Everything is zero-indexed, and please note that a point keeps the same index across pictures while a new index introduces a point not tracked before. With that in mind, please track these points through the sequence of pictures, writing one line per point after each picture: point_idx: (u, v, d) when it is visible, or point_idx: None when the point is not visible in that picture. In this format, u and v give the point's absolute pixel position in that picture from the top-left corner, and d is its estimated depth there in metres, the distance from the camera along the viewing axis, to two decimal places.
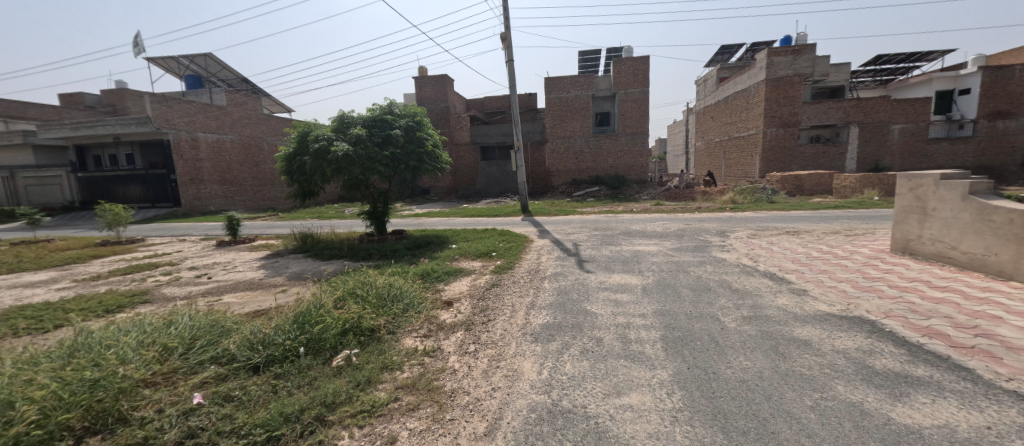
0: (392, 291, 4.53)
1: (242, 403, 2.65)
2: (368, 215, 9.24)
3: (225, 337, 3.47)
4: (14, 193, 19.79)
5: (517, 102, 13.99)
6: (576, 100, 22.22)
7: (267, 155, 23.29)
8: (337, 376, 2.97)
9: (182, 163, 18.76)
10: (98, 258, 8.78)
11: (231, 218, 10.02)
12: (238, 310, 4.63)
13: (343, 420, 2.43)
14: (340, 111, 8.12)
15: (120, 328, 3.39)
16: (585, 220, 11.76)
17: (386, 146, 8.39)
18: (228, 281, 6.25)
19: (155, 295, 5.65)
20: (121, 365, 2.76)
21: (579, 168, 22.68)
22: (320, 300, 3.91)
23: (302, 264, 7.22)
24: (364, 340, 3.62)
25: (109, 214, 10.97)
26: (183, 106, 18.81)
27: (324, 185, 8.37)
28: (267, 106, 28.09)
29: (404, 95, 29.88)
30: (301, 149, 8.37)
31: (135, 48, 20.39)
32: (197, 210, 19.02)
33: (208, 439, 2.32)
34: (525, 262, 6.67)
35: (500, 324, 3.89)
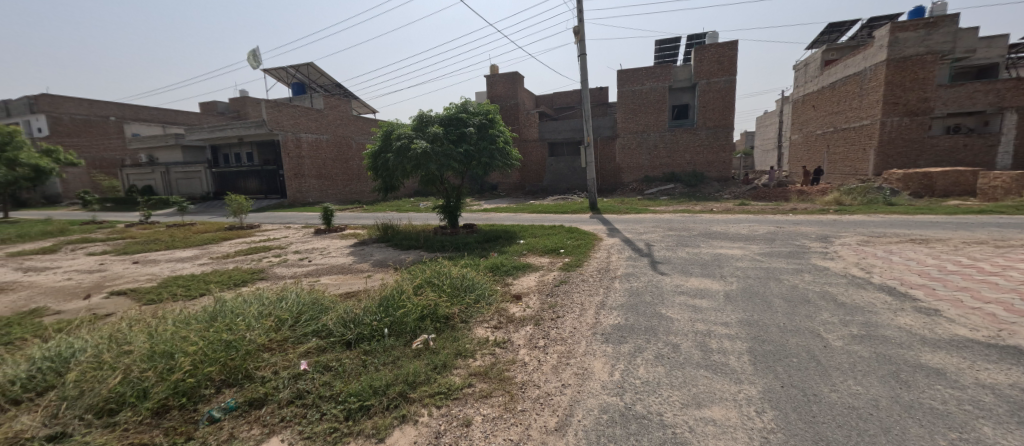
0: (466, 282, 4.77)
1: (339, 373, 2.99)
2: (441, 209, 9.74)
3: (324, 314, 3.94)
4: (169, 185, 24.39)
5: (588, 96, 13.63)
6: (652, 93, 21.03)
7: (356, 153, 25.72)
8: (417, 358, 3.20)
9: (289, 160, 21.56)
10: (226, 240, 10.48)
11: (327, 209, 11.27)
12: (333, 290, 5.27)
13: (423, 399, 2.63)
14: (420, 111, 8.67)
15: (245, 299, 4.03)
16: (660, 219, 11.12)
17: (460, 143, 8.80)
18: (325, 265, 7.08)
19: (267, 273, 6.59)
20: (247, 330, 3.30)
21: (653, 164, 21.48)
22: (400, 287, 4.24)
23: (384, 253, 7.89)
24: (441, 326, 3.86)
25: (234, 204, 13.04)
26: (291, 111, 21.55)
27: (404, 180, 9.01)
28: (357, 108, 30.97)
29: (478, 93, 30.88)
30: (385, 147, 9.08)
31: (255, 61, 23.84)
32: (299, 201, 21.63)
33: (312, 401, 2.67)
34: (593, 260, 6.53)
35: (569, 322, 3.87)
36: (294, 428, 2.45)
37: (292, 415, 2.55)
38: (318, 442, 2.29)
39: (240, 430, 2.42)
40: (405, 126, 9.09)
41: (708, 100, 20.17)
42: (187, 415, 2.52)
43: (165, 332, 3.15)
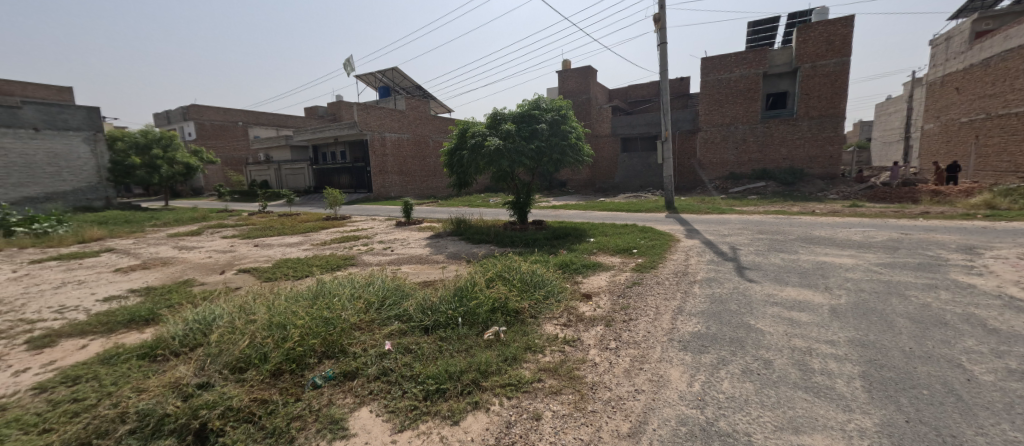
0: (536, 278, 4.81)
1: (418, 356, 3.22)
2: (511, 205, 9.91)
3: (405, 299, 4.26)
4: (281, 180, 28.19)
5: (668, 88, 12.77)
6: (743, 81, 19.05)
7: (434, 150, 27.21)
8: (488, 348, 3.32)
9: (376, 158, 23.59)
10: (324, 229, 11.83)
11: (406, 203, 12.13)
12: (413, 279, 5.68)
13: (495, 389, 2.72)
14: (494, 109, 8.89)
15: (340, 282, 4.53)
16: (748, 221, 10.07)
17: (532, 140, 8.84)
18: (405, 255, 7.65)
19: (356, 260, 7.29)
20: (342, 310, 3.70)
21: (741, 160, 19.50)
22: (473, 279, 4.42)
23: (457, 246, 8.27)
24: (511, 320, 3.95)
25: (330, 197, 14.65)
26: (378, 112, 23.53)
27: (477, 177, 9.34)
28: (435, 108, 32.74)
29: (550, 90, 30.73)
30: (460, 144, 9.48)
31: (349, 68, 26.41)
32: (382, 196, 23.54)
33: (396, 379, 2.92)
34: (669, 262, 6.15)
35: (643, 325, 3.71)
36: (380, 401, 2.70)
37: (379, 390, 2.81)
38: (401, 416, 2.51)
39: (337, 397, 2.74)
40: (480, 124, 9.40)
41: (813, 86, 17.72)
42: (296, 378, 2.92)
43: (279, 306, 3.67)
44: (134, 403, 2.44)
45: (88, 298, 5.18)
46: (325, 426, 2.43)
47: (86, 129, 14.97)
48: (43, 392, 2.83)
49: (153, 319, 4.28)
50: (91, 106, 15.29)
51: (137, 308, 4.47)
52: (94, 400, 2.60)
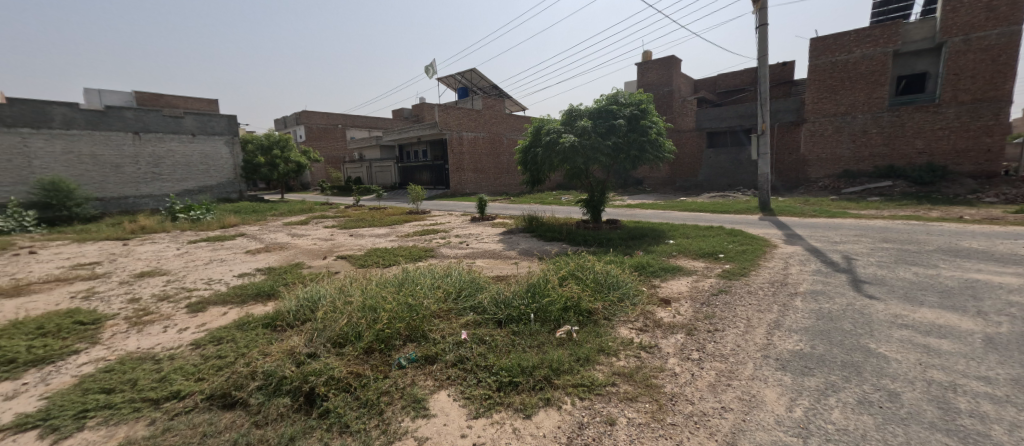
0: (611, 278, 4.65)
1: (492, 347, 3.33)
2: (585, 203, 9.71)
3: (480, 292, 4.43)
4: (372, 176, 31.09)
5: (767, 75, 11.42)
6: (864, 62, 16.29)
7: (508, 148, 27.75)
8: (560, 346, 3.30)
9: (454, 156, 24.80)
10: (407, 222, 12.79)
11: (481, 200, 12.56)
12: (488, 273, 5.88)
13: (566, 388, 2.70)
14: (570, 105, 8.77)
15: (421, 272, 4.86)
16: (868, 227, 8.58)
17: (609, 136, 8.55)
18: (480, 249, 7.94)
19: (435, 252, 7.76)
20: (423, 298, 3.97)
21: (859, 155, 16.71)
22: (546, 276, 4.43)
23: (529, 242, 8.36)
24: (583, 320, 3.89)
25: (414, 192, 15.77)
26: (457, 112, 24.66)
27: (551, 174, 9.30)
28: (511, 106, 33.33)
29: (628, 83, 29.40)
30: (535, 142, 9.51)
31: (432, 72, 28.06)
32: (458, 192, 24.69)
33: (471, 367, 3.06)
34: (763, 270, 5.51)
35: (731, 338, 3.38)
36: (457, 387, 2.85)
37: (456, 376, 2.97)
38: (477, 403, 2.62)
39: (419, 378, 2.95)
40: (555, 121, 9.33)
41: (965, 65, 14.50)
42: (385, 357, 3.21)
43: (370, 290, 4.06)
44: (261, 364, 2.91)
45: (226, 274, 6.24)
46: (409, 404, 2.64)
47: (226, 134, 17.74)
48: (197, 347, 3.50)
49: (273, 295, 5.03)
50: (231, 115, 17.99)
51: (260, 285, 5.28)
52: (232, 358, 3.14)
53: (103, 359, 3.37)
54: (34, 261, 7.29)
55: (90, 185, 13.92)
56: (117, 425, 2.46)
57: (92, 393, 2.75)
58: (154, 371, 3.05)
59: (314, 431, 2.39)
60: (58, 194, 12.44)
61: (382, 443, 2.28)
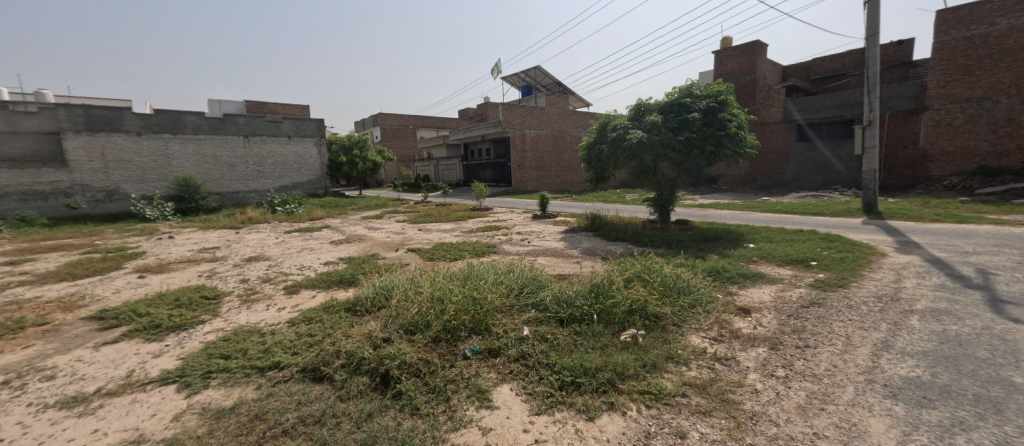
0: (682, 282, 4.37)
1: (554, 346, 3.33)
2: (652, 202, 9.23)
3: (542, 290, 4.43)
4: (439, 174, 32.59)
5: (877, 57, 9.92)
6: (1013, 35, 13.41)
7: (571, 145, 27.35)
8: (625, 350, 3.20)
9: (517, 153, 25.05)
10: (471, 219, 13.22)
11: (543, 197, 12.53)
12: (549, 271, 5.86)
13: (632, 394, 2.61)
14: (638, 99, 8.40)
15: (485, 267, 4.99)
16: (1013, 236, 7.06)
17: (681, 131, 8.02)
18: (541, 247, 7.94)
19: (498, 249, 7.93)
20: (486, 292, 4.08)
21: (1002, 148, 13.82)
22: (610, 277, 4.30)
23: (592, 242, 8.17)
24: (651, 324, 3.71)
25: (477, 189, 16.22)
26: (520, 110, 24.84)
27: (616, 172, 8.97)
28: (575, 103, 32.79)
29: (704, 73, 27.34)
30: (599, 138, 9.25)
31: (497, 71, 28.59)
32: (520, 189, 24.91)
33: (533, 364, 3.08)
34: (867, 282, 4.79)
35: (825, 357, 3.01)
36: (519, 382, 2.90)
37: (518, 370, 3.02)
38: (539, 400, 2.65)
39: (482, 370, 3.05)
40: (622, 117, 8.99)
41: None
42: (451, 347, 3.36)
43: (438, 281, 4.27)
44: (344, 344, 3.21)
45: (314, 262, 6.98)
46: (473, 394, 2.74)
47: (315, 136, 19.43)
48: (292, 325, 3.96)
49: (352, 282, 5.52)
50: (319, 118, 19.63)
51: (342, 272, 5.82)
52: (320, 337, 3.51)
53: (222, 330, 3.97)
54: (172, 244, 8.80)
55: (211, 181, 16.43)
56: (232, 386, 2.88)
57: (214, 358, 3.25)
58: (259, 343, 3.51)
59: (389, 410, 2.59)
60: (189, 189, 14.85)
61: (449, 428, 2.40)
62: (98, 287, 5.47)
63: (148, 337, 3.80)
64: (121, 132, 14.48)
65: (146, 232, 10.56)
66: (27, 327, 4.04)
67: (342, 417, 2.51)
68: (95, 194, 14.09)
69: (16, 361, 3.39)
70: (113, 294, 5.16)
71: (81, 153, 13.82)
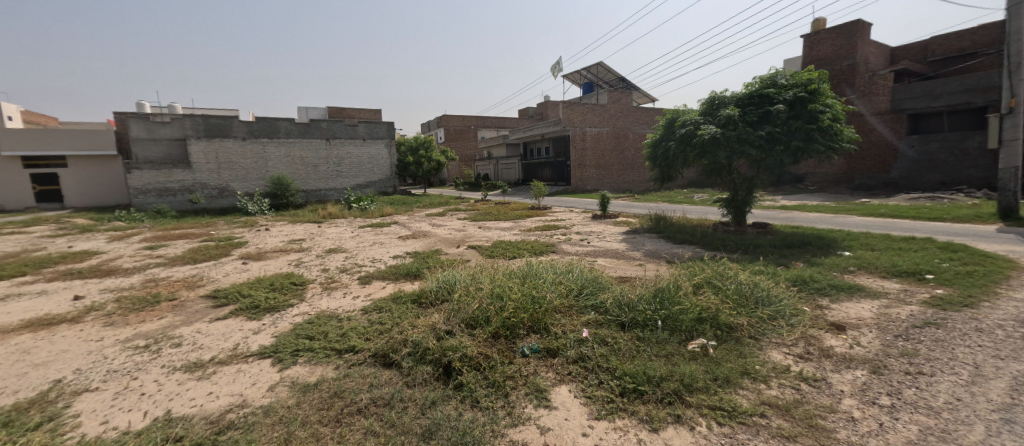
0: (761, 291, 3.98)
1: (615, 350, 3.22)
2: (725, 203, 8.53)
3: (602, 292, 4.32)
4: (498, 173, 33.17)
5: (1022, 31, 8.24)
6: None
7: (634, 143, 26.26)
8: (693, 361, 3.00)
9: (576, 152, 24.66)
10: (530, 218, 13.29)
11: (603, 197, 12.18)
12: (610, 272, 5.68)
13: (701, 408, 2.45)
14: (712, 92, 7.82)
15: (543, 266, 4.97)
16: None
17: (762, 126, 7.32)
18: (601, 248, 7.73)
19: (556, 248, 7.87)
20: (545, 291, 4.07)
21: None
22: (677, 282, 4.05)
23: (656, 244, 7.78)
24: (723, 335, 3.44)
25: (536, 188, 16.23)
26: (581, 108, 24.38)
27: (684, 170, 8.43)
28: (639, 98, 31.44)
29: (789, 61, 24.68)
30: (667, 135, 8.76)
31: (558, 69, 28.35)
32: (580, 189, 24.51)
33: (592, 367, 3.02)
34: (1004, 302, 3.99)
35: (945, 388, 2.56)
36: (577, 383, 2.86)
37: (577, 372, 2.97)
38: (599, 404, 2.58)
39: (541, 369, 3.05)
40: (693, 112, 8.43)
41: None
42: (510, 344, 3.40)
43: (498, 278, 4.35)
44: (410, 334, 3.40)
45: (384, 255, 7.48)
46: (532, 392, 2.75)
47: (386, 138, 20.66)
48: (365, 312, 4.28)
49: (418, 276, 5.82)
50: (389, 121, 20.88)
51: (409, 266, 6.17)
52: (389, 325, 3.75)
53: (306, 313, 4.41)
54: (267, 235, 9.99)
55: (299, 180, 18.36)
56: (315, 365, 3.20)
57: (301, 338, 3.63)
58: (337, 328, 3.85)
59: (451, 399, 2.69)
60: (281, 187, 16.72)
61: (508, 423, 2.43)
62: (212, 271, 6.39)
63: (249, 315, 4.35)
64: (230, 137, 16.72)
65: (247, 225, 12.11)
66: (161, 301, 4.84)
67: (408, 401, 2.66)
68: (211, 191, 16.47)
69: (153, 328, 4.08)
70: (222, 277, 5.99)
71: (201, 156, 16.23)
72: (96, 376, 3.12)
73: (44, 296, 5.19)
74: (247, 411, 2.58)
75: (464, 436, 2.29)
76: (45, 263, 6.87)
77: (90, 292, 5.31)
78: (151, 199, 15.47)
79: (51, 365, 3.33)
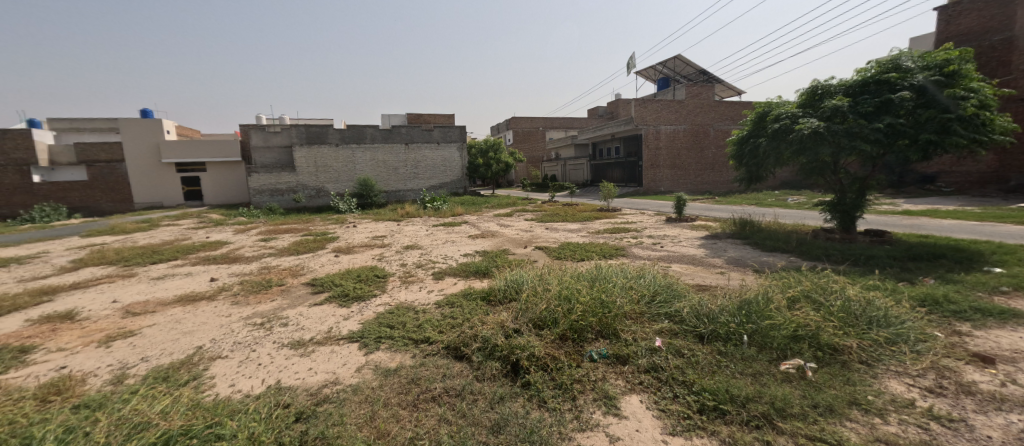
0: (876, 310, 3.42)
1: (692, 363, 3.01)
2: (829, 207, 7.48)
3: (678, 300, 4.05)
4: (566, 174, 32.86)
5: None
6: None
7: (715, 140, 24.19)
8: (786, 383, 2.68)
9: (649, 152, 23.50)
10: (598, 219, 12.96)
11: (679, 199, 11.42)
12: (687, 279, 5.32)
13: (796, 436, 2.19)
14: (814, 81, 6.94)
15: (613, 269, 4.78)
16: None
17: (879, 117, 6.29)
18: (676, 253, 7.27)
19: (627, 252, 7.59)
20: (616, 296, 3.93)
21: None
22: (767, 294, 3.67)
23: (740, 251, 7.10)
24: (823, 356, 3.02)
25: (606, 189, 15.75)
26: (655, 105, 23.16)
27: (776, 169, 7.58)
28: (722, 93, 29.01)
29: (914, 41, 20.95)
30: (756, 131, 7.96)
31: (630, 66, 27.26)
32: (652, 190, 23.31)
33: (667, 379, 2.85)
34: None
35: None
36: (650, 394, 2.73)
37: (649, 383, 2.83)
38: (674, 419, 2.44)
39: (610, 376, 2.96)
40: (789, 104, 7.55)
41: None
42: (578, 347, 3.35)
43: (566, 279, 4.31)
44: (480, 330, 3.51)
45: (455, 253, 7.84)
46: (601, 398, 2.68)
47: (459, 141, 21.51)
48: (438, 306, 4.54)
49: (487, 274, 6.01)
50: (461, 125, 21.61)
51: (478, 264, 6.39)
52: (460, 320, 3.93)
53: (387, 304, 4.80)
54: (355, 231, 11.06)
55: (382, 181, 20.01)
56: (395, 352, 3.46)
57: (383, 326, 3.96)
58: (415, 319, 4.13)
59: (518, 397, 2.74)
60: (367, 188, 18.29)
61: (575, 428, 2.41)
62: (311, 261, 7.26)
63: (340, 302, 4.86)
64: (326, 143, 18.78)
65: (339, 221, 13.52)
66: (273, 286, 5.62)
67: (478, 395, 2.76)
68: (310, 191, 18.72)
69: (267, 308, 4.76)
70: (320, 267, 6.78)
71: (303, 161, 18.51)
72: (226, 345, 3.73)
73: (190, 276, 6.34)
74: (338, 387, 2.89)
75: (532, 435, 2.32)
76: (190, 250, 8.38)
77: (221, 275, 6.35)
78: (265, 198, 18.02)
79: (194, 333, 4.05)
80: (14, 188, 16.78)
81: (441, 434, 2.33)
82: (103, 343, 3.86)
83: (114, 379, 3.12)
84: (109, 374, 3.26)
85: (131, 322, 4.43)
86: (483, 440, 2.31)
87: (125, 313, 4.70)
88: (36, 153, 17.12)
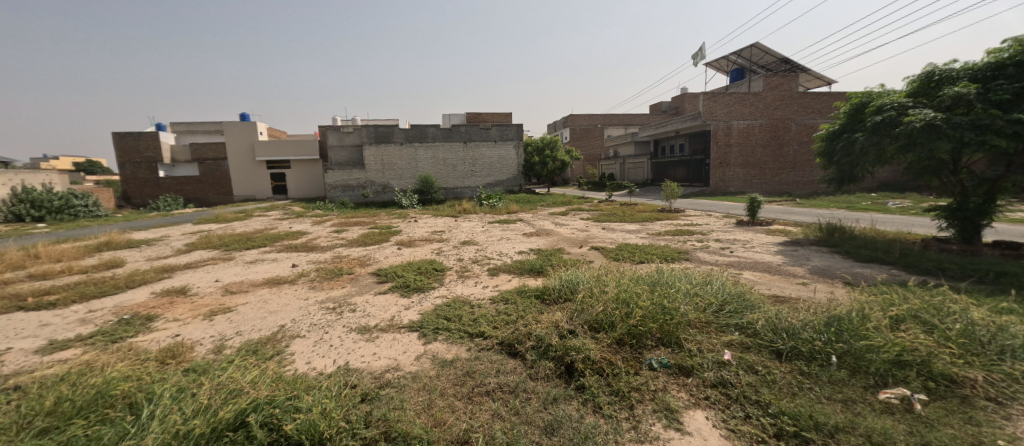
0: (1010, 338, 2.84)
1: (767, 380, 2.74)
2: (946, 213, 6.39)
3: (752, 311, 3.69)
4: (624, 172, 31.75)
5: None
6: None
7: (797, 137, 21.83)
8: (887, 415, 2.33)
9: (717, 149, 21.86)
10: (660, 220, 12.32)
11: (753, 200, 10.46)
12: (761, 289, 4.85)
13: None
14: (929, 66, 6.00)
15: (677, 274, 4.45)
16: None
17: (1018, 106, 5.23)
18: (748, 259, 6.67)
19: (690, 255, 7.13)
20: (680, 302, 3.67)
21: None
22: (863, 312, 3.24)
23: (826, 260, 6.32)
24: (937, 388, 2.58)
25: (669, 189, 14.87)
26: (726, 99, 21.46)
27: (876, 169, 6.60)
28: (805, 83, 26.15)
29: None
30: (851, 124, 7.06)
31: (698, 58, 25.67)
32: (720, 190, 21.69)
33: (736, 396, 2.63)
34: None
35: None
36: (717, 411, 2.53)
37: (717, 399, 2.62)
38: (745, 441, 2.26)
39: (671, 387, 2.78)
40: (896, 93, 6.58)
41: None
42: (636, 353, 3.19)
43: (624, 281, 4.12)
44: (534, 328, 3.49)
45: (510, 250, 7.90)
46: (660, 410, 2.54)
47: (515, 139, 21.52)
48: (494, 302, 4.59)
49: (541, 272, 5.99)
50: (518, 124, 21.54)
51: (532, 262, 6.36)
52: (514, 317, 3.93)
53: (445, 297, 4.97)
54: (416, 226, 11.61)
55: (441, 178, 20.80)
56: (451, 344, 3.57)
57: (440, 318, 4.11)
58: (470, 313, 4.22)
59: (573, 399, 2.68)
60: (427, 185, 19.08)
61: (633, 438, 2.31)
62: (377, 253, 7.74)
63: (402, 293, 5.14)
64: (391, 142, 19.91)
65: (402, 216, 14.29)
66: (344, 274, 6.09)
67: (532, 394, 2.74)
68: (377, 187, 20.04)
69: (339, 294, 5.17)
70: (384, 259, 7.20)
71: (371, 159, 19.83)
72: (304, 326, 4.10)
73: (275, 262, 7.09)
74: (399, 374, 3.04)
75: (586, 440, 2.26)
76: (276, 238, 9.37)
77: (300, 262, 7.01)
78: (338, 193, 19.57)
79: (278, 314, 4.49)
80: (146, 181, 20.01)
81: (494, 430, 2.35)
82: (207, 317, 4.43)
83: (215, 349, 3.58)
84: (211, 344, 3.74)
85: (229, 299, 5.06)
86: (536, 439, 2.30)
87: (225, 292, 5.39)
88: (162, 152, 20.20)
